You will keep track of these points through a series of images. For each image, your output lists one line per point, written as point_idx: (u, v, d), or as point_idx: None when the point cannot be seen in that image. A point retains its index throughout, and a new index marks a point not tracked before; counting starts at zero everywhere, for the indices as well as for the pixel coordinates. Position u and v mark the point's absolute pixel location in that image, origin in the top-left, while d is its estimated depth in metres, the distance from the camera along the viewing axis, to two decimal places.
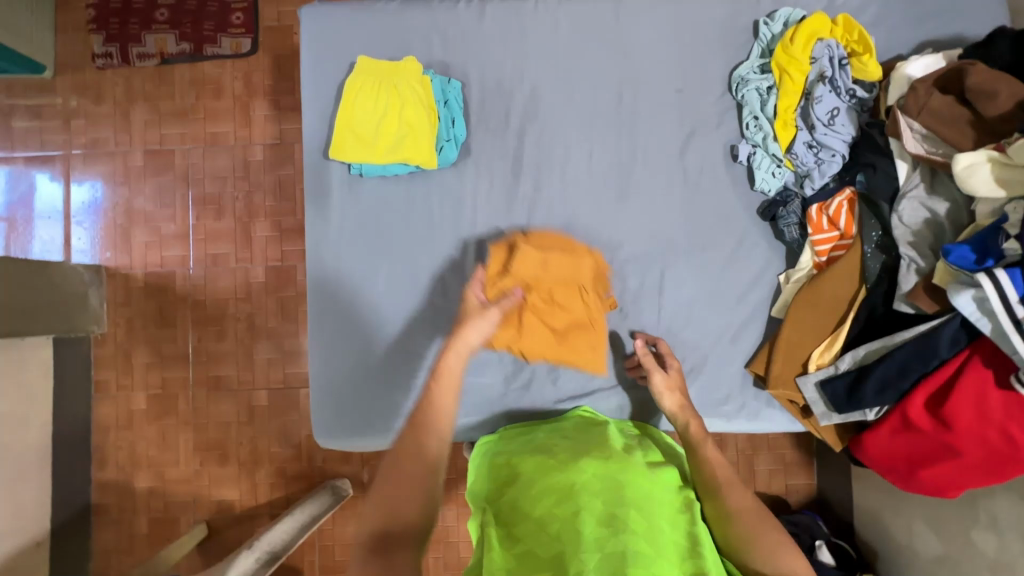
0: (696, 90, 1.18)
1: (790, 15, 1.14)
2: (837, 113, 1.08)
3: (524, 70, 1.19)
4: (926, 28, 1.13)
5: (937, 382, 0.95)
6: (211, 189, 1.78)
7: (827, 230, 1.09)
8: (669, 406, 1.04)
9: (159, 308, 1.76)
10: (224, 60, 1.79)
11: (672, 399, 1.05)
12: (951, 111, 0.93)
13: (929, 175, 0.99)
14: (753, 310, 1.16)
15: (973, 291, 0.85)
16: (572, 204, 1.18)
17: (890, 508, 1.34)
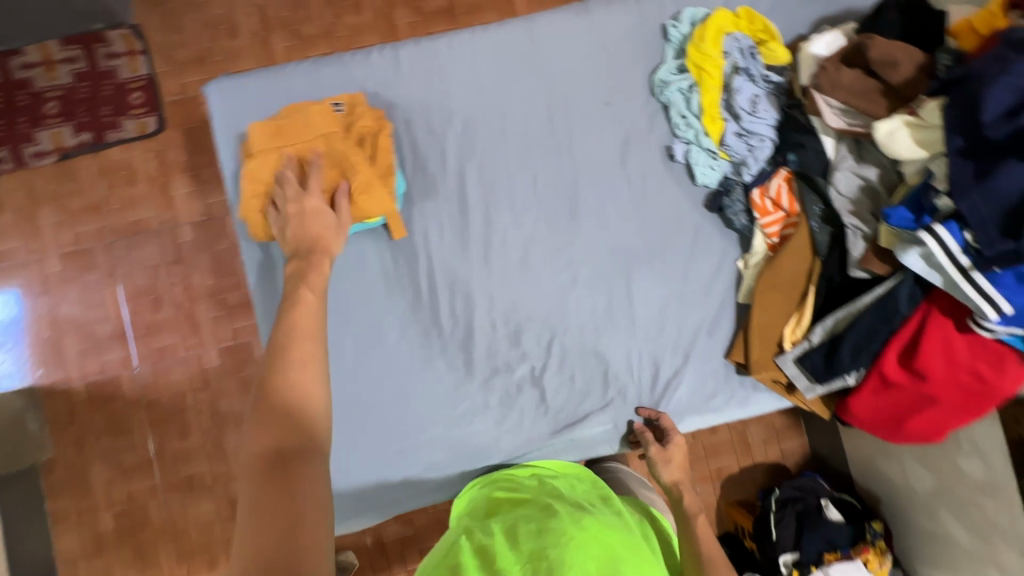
0: (623, 100, 1.16)
1: (694, 14, 1.15)
2: (759, 100, 1.09)
3: (450, 107, 1.13)
4: (820, 4, 1.17)
5: (904, 337, 0.96)
6: (143, 280, 1.65)
7: (772, 211, 1.08)
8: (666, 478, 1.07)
9: (109, 418, 1.62)
10: (129, 142, 1.67)
11: (672, 472, 1.08)
12: (861, 84, 0.94)
13: (855, 145, 0.99)
14: (721, 302, 1.15)
15: (919, 248, 0.87)
16: (527, 234, 1.13)
17: (882, 453, 1.36)
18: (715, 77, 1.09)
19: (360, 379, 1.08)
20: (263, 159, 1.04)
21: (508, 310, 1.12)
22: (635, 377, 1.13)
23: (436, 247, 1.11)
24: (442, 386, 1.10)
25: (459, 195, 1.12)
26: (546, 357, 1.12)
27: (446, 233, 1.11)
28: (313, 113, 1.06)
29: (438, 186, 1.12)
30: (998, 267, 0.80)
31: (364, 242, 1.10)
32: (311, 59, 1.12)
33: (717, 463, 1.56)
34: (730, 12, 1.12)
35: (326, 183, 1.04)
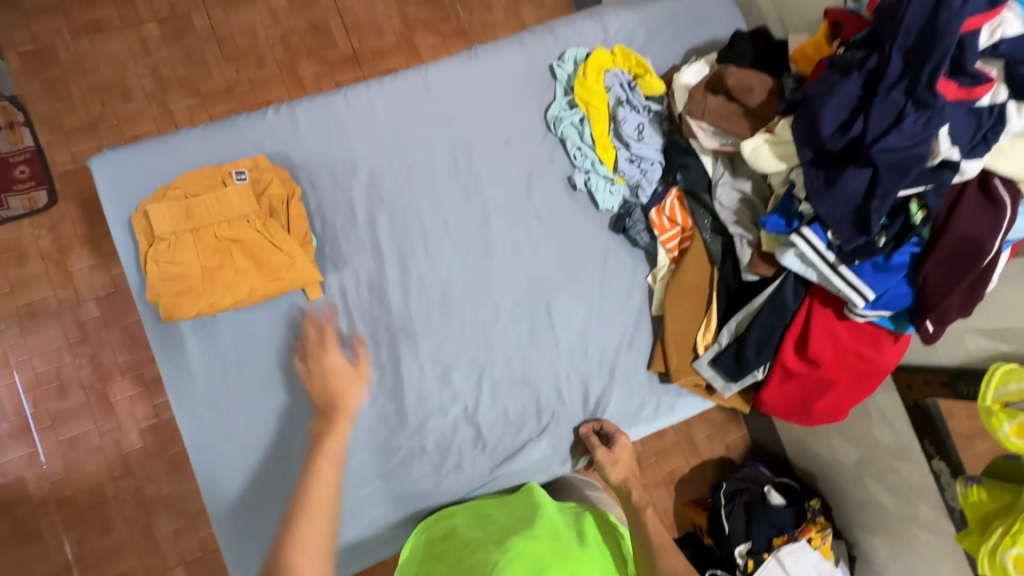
0: (522, 138, 1.22)
1: (576, 55, 1.24)
2: (644, 127, 1.18)
3: (354, 160, 1.15)
4: (686, 39, 1.30)
5: (796, 330, 1.05)
6: (43, 367, 1.52)
7: (670, 227, 1.17)
8: (618, 476, 1.12)
9: (16, 525, 1.46)
10: (18, 220, 1.55)
11: (622, 472, 1.12)
12: (725, 110, 1.04)
13: (729, 163, 1.09)
14: (637, 315, 1.21)
15: (794, 250, 0.97)
16: (445, 274, 1.15)
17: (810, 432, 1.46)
18: (601, 111, 1.18)
19: (288, 446, 1.04)
20: (168, 242, 0.97)
21: (435, 351, 1.12)
22: (569, 399, 1.16)
23: (353, 298, 1.10)
24: (377, 437, 1.08)
25: (372, 244, 1.12)
26: (478, 393, 1.13)
27: (364, 283, 1.11)
28: (229, 194, 1.00)
29: (350, 238, 1.12)
30: (858, 259, 0.91)
31: (279, 303, 1.06)
32: (204, 124, 1.10)
33: (669, 467, 1.61)
34: (607, 50, 1.22)
35: (227, 253, 0.98)
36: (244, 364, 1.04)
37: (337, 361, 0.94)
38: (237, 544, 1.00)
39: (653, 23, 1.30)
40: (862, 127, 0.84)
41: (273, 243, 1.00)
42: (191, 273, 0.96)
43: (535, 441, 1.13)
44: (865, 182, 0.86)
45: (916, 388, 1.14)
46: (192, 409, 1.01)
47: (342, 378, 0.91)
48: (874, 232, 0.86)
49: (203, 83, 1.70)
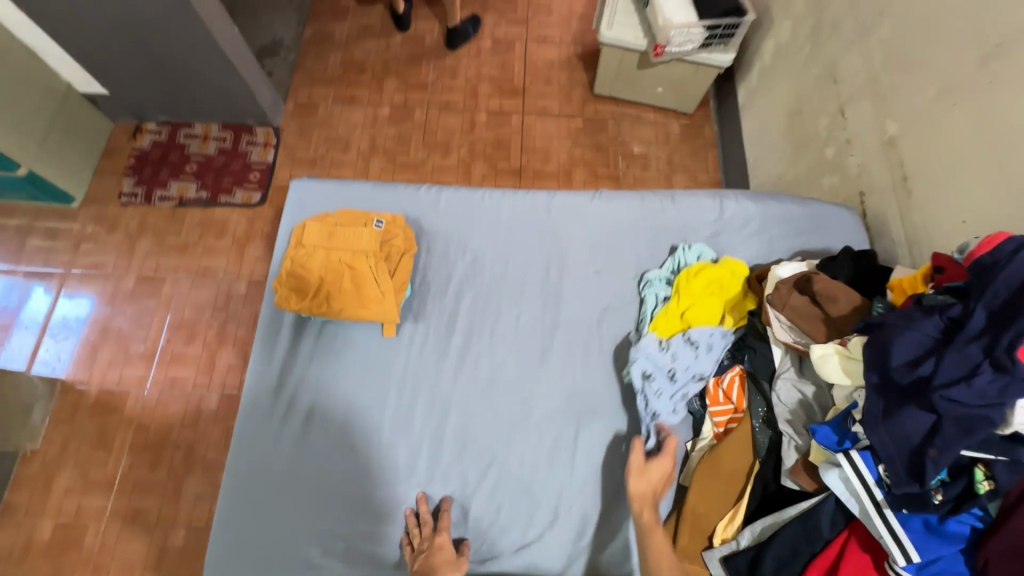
0: (613, 272, 1.34)
1: (703, 252, 1.32)
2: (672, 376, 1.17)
3: (468, 242, 1.37)
4: (799, 240, 1.37)
5: (824, 564, 0.93)
6: (189, 315, 1.91)
7: (722, 402, 1.14)
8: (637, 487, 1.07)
9: (101, 428, 1.77)
10: (234, 207, 2.06)
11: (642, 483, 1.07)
12: (806, 309, 1.06)
13: (797, 360, 1.08)
14: (662, 476, 1.16)
15: (838, 470, 0.90)
16: (498, 361, 1.26)
17: None
18: (683, 304, 1.22)
19: (309, 447, 1.16)
20: (308, 250, 1.23)
21: (460, 424, 1.19)
22: (563, 528, 1.13)
23: (416, 349, 1.25)
24: (379, 477, 1.15)
25: (451, 312, 1.29)
26: (481, 481, 1.16)
27: (430, 341, 1.26)
28: (363, 233, 1.25)
29: (436, 301, 1.30)
30: (906, 509, 0.82)
31: (361, 328, 1.26)
32: (375, 180, 1.42)
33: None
34: (733, 263, 1.27)
35: (333, 270, 1.21)
36: (311, 364, 1.22)
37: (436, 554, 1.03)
38: (231, 511, 1.11)
39: (770, 217, 1.40)
40: (931, 369, 0.80)
41: (376, 280, 1.22)
42: (310, 280, 1.20)
43: (514, 553, 1.11)
44: (925, 428, 0.80)
45: None
46: (259, 383, 1.21)
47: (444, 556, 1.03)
48: (929, 485, 0.79)
49: (400, 157, 2.16)
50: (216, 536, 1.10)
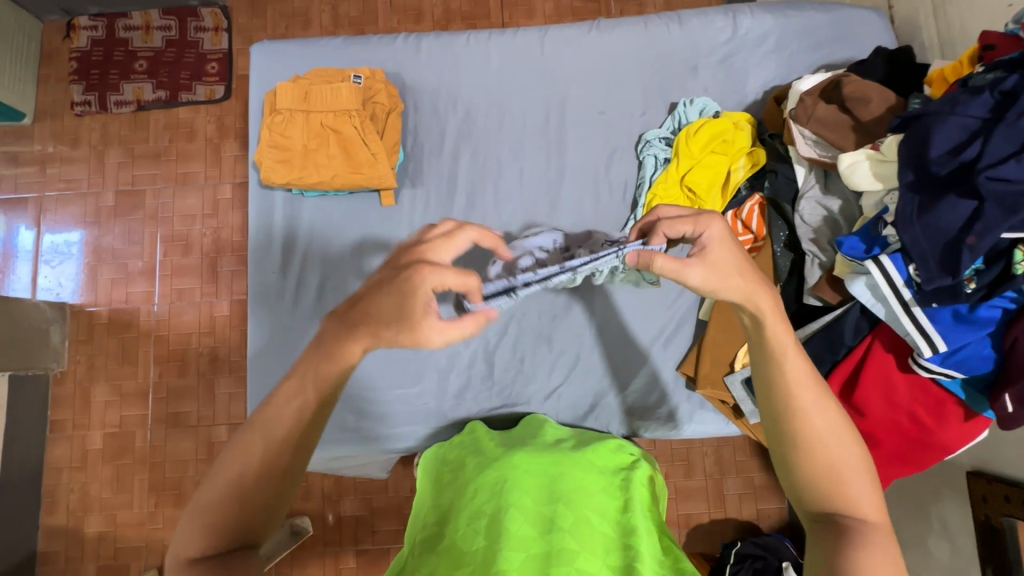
0: (619, 112, 1.24)
1: (707, 105, 1.19)
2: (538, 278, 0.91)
3: (458, 94, 1.24)
4: (822, 54, 1.23)
5: (847, 370, 0.95)
6: (180, 227, 1.83)
7: (742, 233, 1.11)
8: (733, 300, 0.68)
9: (121, 345, 1.78)
10: (198, 105, 1.88)
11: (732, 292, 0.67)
12: (835, 118, 0.98)
13: (823, 176, 1.03)
14: (682, 314, 1.17)
15: (865, 279, 0.88)
16: (506, 217, 1.20)
17: None
18: (683, 167, 1.14)
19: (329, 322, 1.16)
20: (286, 116, 1.13)
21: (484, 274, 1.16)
22: (590, 372, 1.16)
23: (419, 214, 1.20)
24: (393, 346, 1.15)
25: (450, 172, 1.22)
26: (501, 337, 1.17)
27: (431, 206, 1.20)
28: (341, 89, 1.13)
29: (432, 163, 1.22)
30: (937, 303, 0.81)
31: (359, 200, 1.20)
32: (344, 37, 1.26)
33: (687, 509, 1.53)
34: (736, 119, 1.16)
35: (314, 137, 1.13)
36: (313, 244, 1.18)
37: (387, 306, 0.60)
38: (259, 387, 1.13)
39: (788, 29, 1.24)
40: (977, 152, 0.76)
41: (364, 142, 1.13)
42: (293, 148, 1.12)
43: (541, 396, 1.16)
44: (965, 216, 0.76)
45: (992, 501, 1.03)
46: (262, 267, 1.18)
47: (396, 314, 0.60)
48: (963, 276, 0.76)
49: (368, 26, 1.87)
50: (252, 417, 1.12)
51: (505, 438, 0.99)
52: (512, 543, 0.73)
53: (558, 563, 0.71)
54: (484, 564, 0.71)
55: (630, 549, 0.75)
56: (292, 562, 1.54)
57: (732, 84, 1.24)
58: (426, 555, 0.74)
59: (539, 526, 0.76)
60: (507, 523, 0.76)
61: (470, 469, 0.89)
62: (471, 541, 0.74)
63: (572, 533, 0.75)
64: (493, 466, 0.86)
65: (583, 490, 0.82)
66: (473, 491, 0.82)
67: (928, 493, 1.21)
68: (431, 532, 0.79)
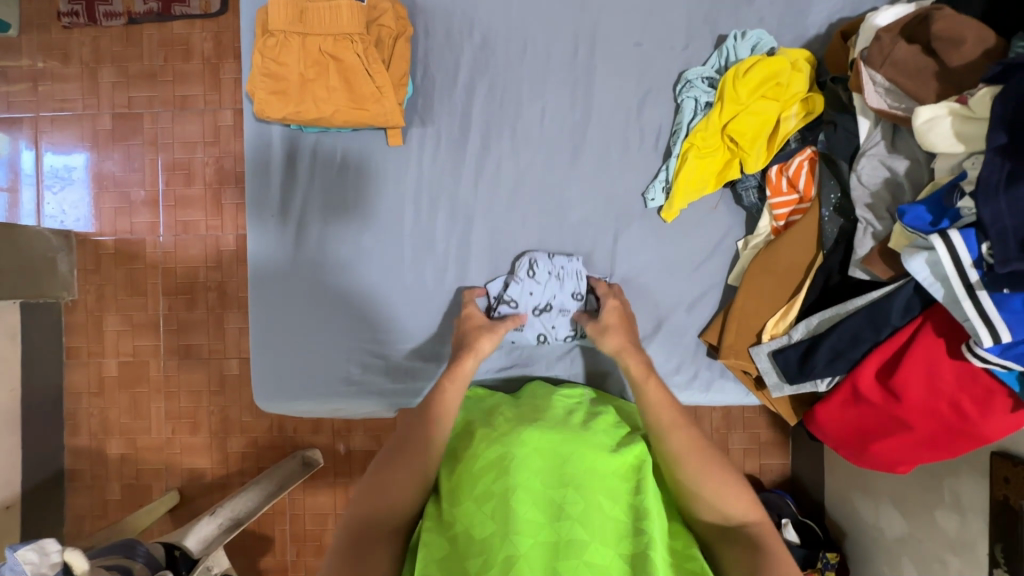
0: (658, 45, 1.08)
1: (762, 39, 1.03)
2: (542, 311, 1.07)
3: (475, 17, 1.09)
4: None
5: (889, 351, 0.88)
6: (181, 154, 1.73)
7: (786, 192, 1.00)
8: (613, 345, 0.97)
9: (129, 276, 1.75)
10: (193, 19, 1.72)
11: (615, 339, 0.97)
12: (914, 62, 0.83)
13: (890, 131, 0.89)
14: (709, 279, 1.08)
15: (927, 254, 0.77)
16: (522, 165, 1.09)
17: (858, 489, 1.38)
18: (727, 113, 1.01)
19: (333, 270, 1.10)
20: (279, 39, 0.99)
21: (490, 235, 1.09)
22: None
23: (429, 159, 1.09)
24: (401, 299, 1.10)
25: (463, 110, 1.09)
26: None
27: (441, 148, 1.09)
28: (342, 8, 0.99)
29: (443, 99, 1.09)
30: (1008, 288, 0.73)
31: (363, 139, 1.09)
32: None
33: None
34: (794, 57, 1.01)
35: (309, 63, 1.00)
36: (313, 187, 1.10)
37: None
38: (263, 334, 1.10)
39: None
40: None
41: (368, 72, 1.00)
42: (289, 78, 0.99)
43: (551, 355, 1.11)
44: None
45: (1014, 483, 0.97)
46: (260, 207, 1.10)
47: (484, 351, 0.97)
48: None
49: None
50: (254, 363, 1.11)
51: (513, 406, 0.96)
52: (522, 527, 0.71)
53: (566, 554, 0.68)
54: (495, 553, 0.68)
55: (642, 535, 0.71)
56: (305, 488, 1.66)
57: (792, 15, 1.07)
58: (438, 540, 0.72)
59: (547, 511, 0.73)
60: (516, 506, 0.73)
61: (477, 442, 0.86)
62: (482, 526, 0.72)
63: (584, 521, 0.72)
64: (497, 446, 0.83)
65: (594, 474, 0.79)
66: (480, 469, 0.80)
67: (943, 465, 1.13)
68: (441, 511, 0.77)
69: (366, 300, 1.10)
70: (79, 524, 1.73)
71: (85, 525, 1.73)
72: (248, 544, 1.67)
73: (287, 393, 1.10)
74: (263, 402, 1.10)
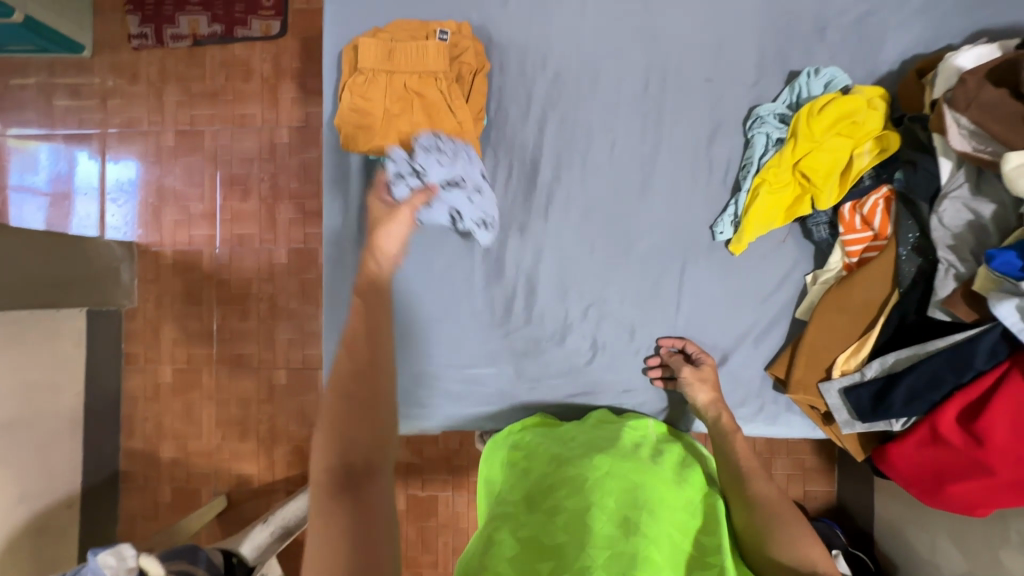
0: (728, 80, 1.10)
1: (836, 76, 1.04)
2: (454, 185, 1.03)
3: (548, 52, 1.12)
4: (979, 16, 1.04)
5: (971, 394, 0.87)
6: (238, 170, 1.81)
7: (859, 230, 1.00)
8: (703, 400, 1.03)
9: (186, 286, 1.82)
10: (254, 41, 1.80)
11: (705, 393, 1.04)
12: (1002, 107, 0.84)
13: (975, 174, 0.90)
14: (776, 312, 1.09)
15: (1017, 300, 0.79)
16: (592, 195, 1.12)
17: (913, 521, 1.31)
18: (801, 150, 1.01)
19: (405, 295, 1.13)
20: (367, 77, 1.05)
21: (557, 265, 1.12)
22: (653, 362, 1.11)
23: (500, 189, 1.13)
24: (469, 324, 1.13)
25: (534, 142, 1.12)
26: (582, 320, 1.12)
27: (512, 178, 1.13)
28: (428, 48, 1.05)
29: (515, 131, 1.13)
30: None
31: None
32: None
33: None
34: (869, 95, 1.01)
35: (394, 100, 1.05)
36: None
37: None
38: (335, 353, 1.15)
39: None
40: None
41: (452, 109, 1.05)
42: (375, 114, 1.05)
43: (612, 385, 1.12)
44: None
45: None
46: (335, 233, 1.15)
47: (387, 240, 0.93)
48: None
49: None
50: None
51: (585, 427, 1.00)
52: (598, 540, 0.72)
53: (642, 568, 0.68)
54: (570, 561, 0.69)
55: (715, 567, 0.75)
56: None
57: (864, 50, 1.07)
58: (509, 542, 0.73)
59: (621, 528, 0.74)
60: (592, 521, 0.75)
61: (547, 462, 0.89)
62: (554, 535, 0.73)
63: (657, 544, 0.73)
64: (571, 465, 0.86)
65: (665, 502, 0.81)
66: (553, 486, 0.83)
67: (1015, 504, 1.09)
68: (514, 515, 0.79)
69: (436, 324, 1.13)
70: (131, 524, 1.80)
71: (137, 525, 1.80)
72: (291, 550, 1.72)
73: None
74: None
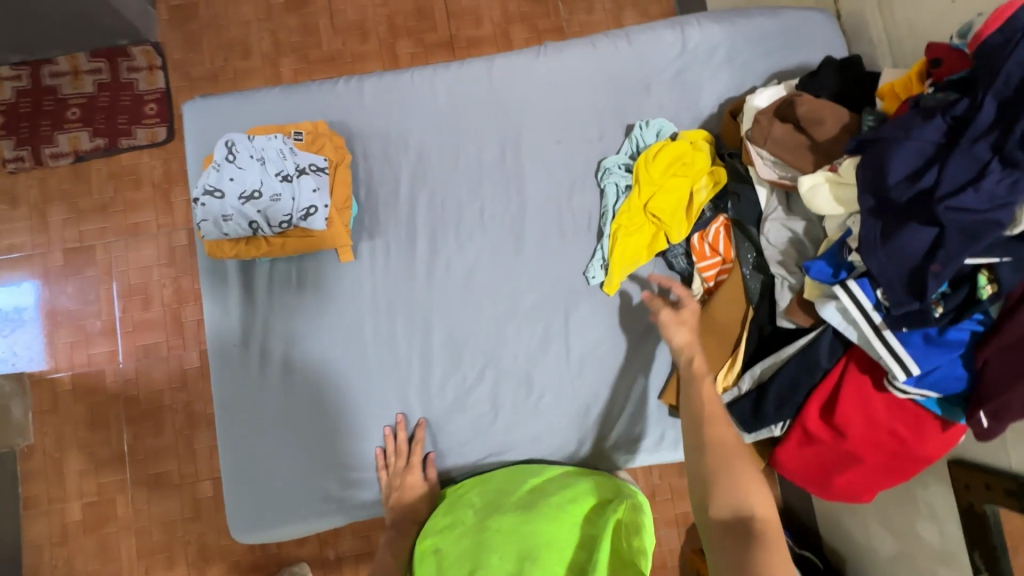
0: (575, 140, 1.21)
1: (664, 126, 1.17)
2: (249, 199, 1.03)
3: (408, 136, 1.20)
4: (777, 58, 1.21)
5: (825, 391, 0.96)
6: (136, 279, 1.74)
7: (710, 256, 1.10)
8: (679, 340, 1.01)
9: (89, 410, 1.69)
10: (140, 149, 1.78)
11: (682, 333, 1.01)
12: (791, 139, 0.96)
13: (785, 197, 1.02)
14: (658, 342, 1.15)
15: (835, 303, 0.87)
16: (471, 261, 1.17)
17: (847, 511, 1.37)
18: (645, 194, 1.12)
19: (301, 389, 1.12)
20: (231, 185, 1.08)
21: (448, 334, 1.15)
22: (555, 412, 1.14)
23: (382, 269, 1.16)
24: (370, 408, 1.12)
25: (408, 220, 1.17)
26: (481, 382, 1.14)
27: (392, 256, 1.16)
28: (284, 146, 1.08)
29: (388, 212, 1.18)
30: (906, 327, 0.81)
31: (318, 259, 1.15)
32: (283, 86, 1.20)
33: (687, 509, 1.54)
34: (693, 138, 1.14)
35: None
36: (274, 307, 1.14)
37: None
38: (236, 462, 1.11)
39: (738, 38, 1.22)
40: (934, 179, 0.74)
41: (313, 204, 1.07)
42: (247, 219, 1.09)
43: (520, 441, 1.13)
44: (927, 243, 0.75)
45: (975, 490, 0.98)
46: (222, 340, 1.14)
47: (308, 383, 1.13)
48: (930, 300, 0.75)
49: (312, 50, 1.80)
50: (229, 494, 1.10)
51: (495, 483, 1.05)
52: None
53: None
54: None
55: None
56: None
57: (686, 100, 1.21)
58: None
59: None
60: None
61: (457, 526, 1.00)
62: None
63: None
64: (471, 529, 0.98)
65: (554, 542, 0.91)
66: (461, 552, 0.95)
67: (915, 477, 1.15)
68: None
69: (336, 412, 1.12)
70: None
71: None
72: None
73: (264, 519, 1.09)
74: (241, 535, 1.10)
